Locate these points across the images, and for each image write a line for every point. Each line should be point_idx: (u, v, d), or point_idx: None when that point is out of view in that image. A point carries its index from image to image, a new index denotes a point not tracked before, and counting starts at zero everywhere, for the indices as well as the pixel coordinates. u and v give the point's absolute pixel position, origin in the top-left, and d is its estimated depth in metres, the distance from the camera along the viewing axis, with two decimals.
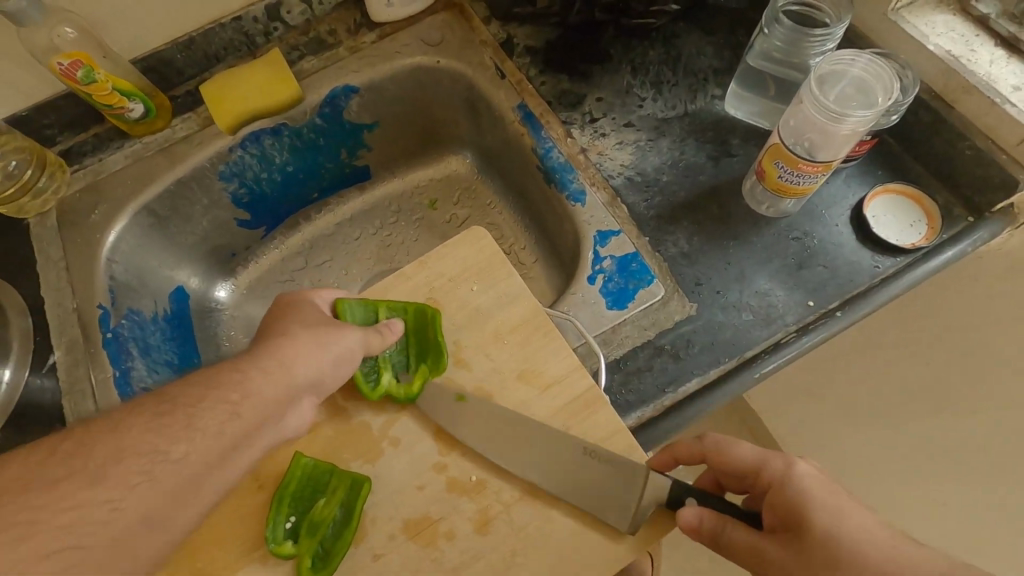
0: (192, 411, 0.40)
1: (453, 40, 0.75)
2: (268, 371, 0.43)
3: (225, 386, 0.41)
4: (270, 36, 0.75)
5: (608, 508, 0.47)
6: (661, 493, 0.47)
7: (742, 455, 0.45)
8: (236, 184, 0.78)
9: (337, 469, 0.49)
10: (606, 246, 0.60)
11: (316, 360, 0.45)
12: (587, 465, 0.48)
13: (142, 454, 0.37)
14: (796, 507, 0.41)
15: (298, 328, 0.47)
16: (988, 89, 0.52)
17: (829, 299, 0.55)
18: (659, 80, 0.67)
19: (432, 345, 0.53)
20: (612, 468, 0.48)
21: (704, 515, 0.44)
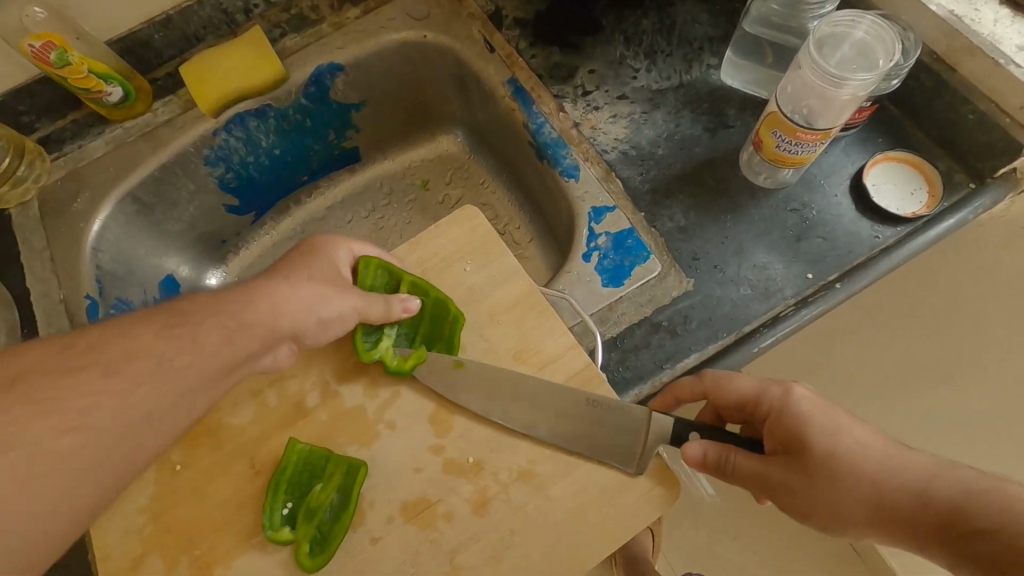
0: (195, 325, 0.41)
1: (440, 14, 0.73)
2: (260, 317, 0.43)
3: (225, 312, 0.42)
4: (250, 13, 0.72)
5: (608, 454, 0.48)
6: (664, 430, 0.47)
7: (741, 386, 0.46)
8: (222, 168, 0.76)
9: (333, 454, 0.49)
10: (601, 223, 0.59)
11: (308, 310, 0.46)
12: (590, 414, 0.48)
13: (148, 359, 0.38)
14: (797, 429, 0.43)
15: (299, 275, 0.47)
16: (992, 50, 0.49)
17: (828, 271, 0.55)
18: (653, 50, 0.65)
19: (443, 339, 0.52)
20: (614, 415, 0.48)
21: (709, 448, 0.45)
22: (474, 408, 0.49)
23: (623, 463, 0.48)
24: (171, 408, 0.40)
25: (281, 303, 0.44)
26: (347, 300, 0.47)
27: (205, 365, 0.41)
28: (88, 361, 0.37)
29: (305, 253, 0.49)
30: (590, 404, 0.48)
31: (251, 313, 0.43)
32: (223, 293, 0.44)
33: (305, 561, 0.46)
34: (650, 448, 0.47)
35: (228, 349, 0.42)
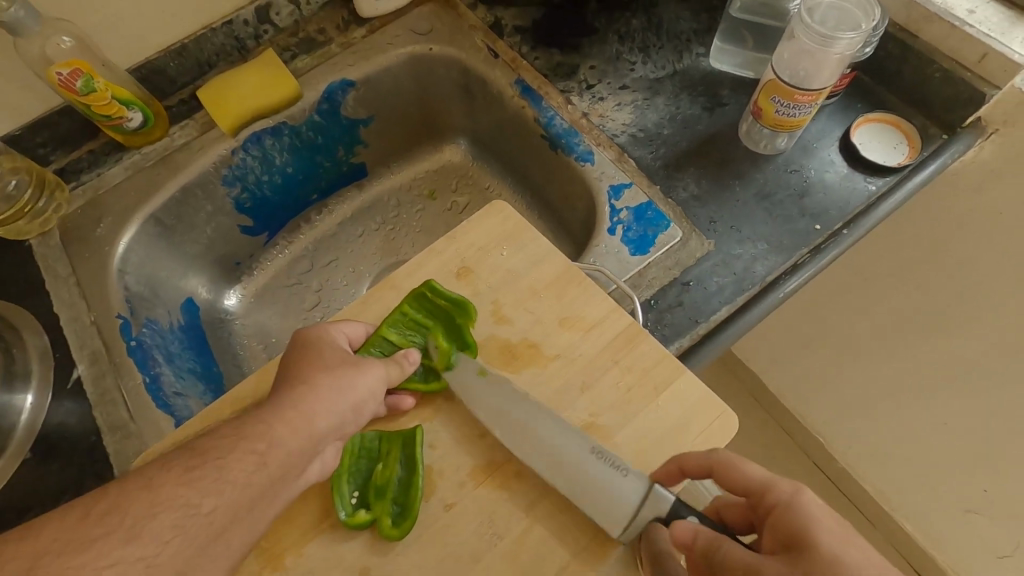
0: (221, 459, 0.39)
1: (442, 28, 0.78)
2: (289, 420, 0.41)
3: (250, 436, 0.40)
4: (261, 38, 0.76)
5: (609, 522, 0.46)
6: (660, 507, 0.45)
7: (746, 473, 0.43)
8: (238, 188, 0.78)
9: (384, 433, 0.50)
10: (621, 199, 0.63)
11: (335, 404, 0.44)
12: (597, 470, 0.47)
13: (176, 507, 0.36)
14: (802, 531, 0.38)
15: (316, 373, 0.45)
16: (948, 15, 0.57)
17: (833, 221, 0.60)
18: (646, 45, 0.71)
19: (449, 307, 0.54)
20: (619, 480, 0.46)
21: (700, 530, 0.42)
22: (479, 413, 0.50)
23: (616, 525, 0.46)
24: (214, 483, 0.37)
25: (310, 408, 0.42)
26: (372, 375, 0.47)
27: (251, 478, 0.39)
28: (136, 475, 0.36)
29: (306, 351, 0.47)
30: (594, 454, 0.47)
31: (278, 429, 0.41)
32: (254, 414, 0.41)
33: (390, 534, 0.46)
34: (642, 513, 0.46)
35: (261, 475, 0.39)
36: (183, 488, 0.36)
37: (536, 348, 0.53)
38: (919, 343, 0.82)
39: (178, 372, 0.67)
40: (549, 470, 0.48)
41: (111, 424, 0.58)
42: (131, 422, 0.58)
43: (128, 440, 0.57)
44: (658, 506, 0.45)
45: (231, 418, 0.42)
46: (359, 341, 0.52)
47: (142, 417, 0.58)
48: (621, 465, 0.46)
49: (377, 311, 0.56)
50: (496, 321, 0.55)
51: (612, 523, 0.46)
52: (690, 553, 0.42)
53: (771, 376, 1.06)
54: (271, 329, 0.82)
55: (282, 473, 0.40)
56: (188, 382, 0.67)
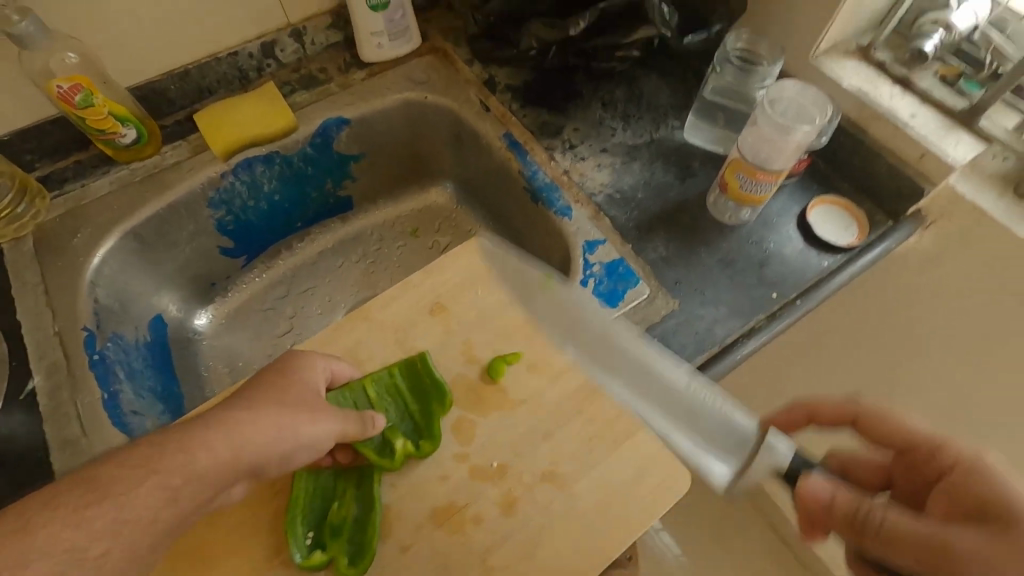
0: (124, 494, 0.37)
1: (438, 79, 0.83)
2: (216, 452, 0.41)
3: (166, 469, 0.39)
4: (263, 71, 0.80)
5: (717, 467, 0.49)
6: (778, 461, 0.47)
7: (911, 427, 0.47)
8: (223, 211, 0.79)
9: (341, 473, 0.52)
10: (594, 254, 0.66)
11: (269, 444, 0.43)
12: (703, 406, 0.50)
13: (58, 551, 0.34)
14: (989, 486, 0.41)
15: (267, 404, 0.44)
16: (892, 117, 0.64)
17: (789, 290, 0.64)
18: (627, 114, 0.77)
19: (431, 388, 0.54)
20: (728, 418, 0.49)
21: (838, 495, 0.42)
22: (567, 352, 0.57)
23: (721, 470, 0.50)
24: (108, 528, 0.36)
25: (245, 440, 0.42)
26: (321, 426, 0.46)
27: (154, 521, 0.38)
28: (29, 506, 0.35)
29: (274, 378, 0.47)
30: (688, 391, 0.51)
31: (201, 453, 0.40)
32: (170, 437, 0.40)
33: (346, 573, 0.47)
34: (758, 461, 0.47)
35: (168, 512, 0.38)
36: (99, 512, 0.36)
37: (504, 391, 0.55)
38: None
39: (138, 391, 0.66)
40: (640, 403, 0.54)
41: (62, 440, 0.56)
42: (82, 438, 0.56)
43: (76, 457, 0.55)
44: (777, 459, 0.47)
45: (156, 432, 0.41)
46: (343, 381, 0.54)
47: (95, 433, 0.57)
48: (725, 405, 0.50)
49: (347, 340, 0.58)
50: (466, 361, 0.56)
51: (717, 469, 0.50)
52: (827, 511, 0.42)
53: None
54: (240, 353, 0.83)
55: (192, 509, 0.40)
56: (147, 401, 0.66)
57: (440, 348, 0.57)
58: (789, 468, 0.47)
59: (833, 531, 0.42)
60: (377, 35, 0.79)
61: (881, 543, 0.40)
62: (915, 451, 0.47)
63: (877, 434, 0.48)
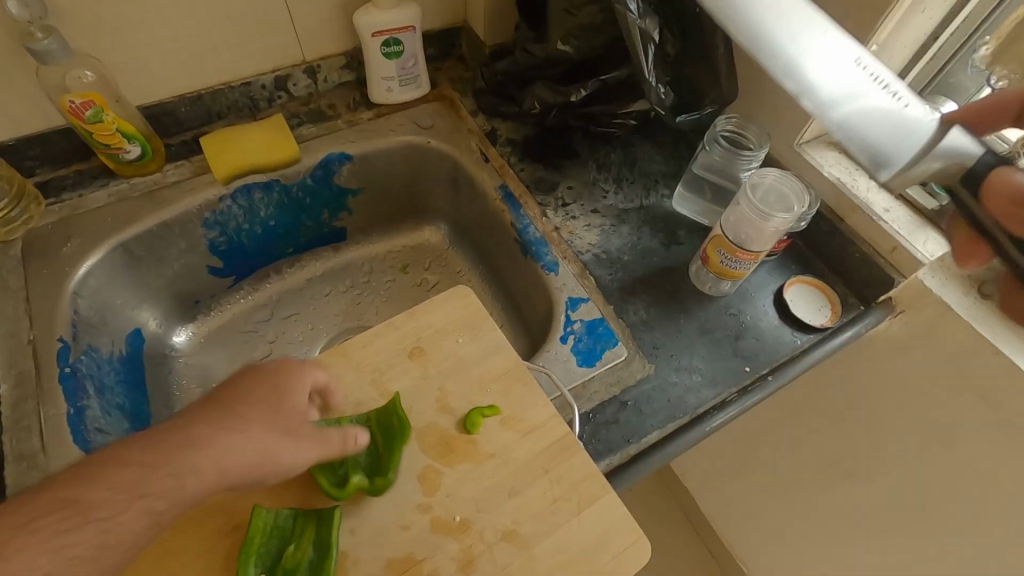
0: (99, 521, 0.38)
1: (442, 125, 0.86)
2: (199, 478, 0.42)
3: (150, 495, 0.40)
4: (273, 102, 0.82)
5: (888, 154, 0.44)
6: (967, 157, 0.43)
7: None
8: (217, 232, 0.80)
9: (300, 512, 0.50)
10: (576, 311, 0.68)
11: (255, 464, 0.45)
12: (875, 93, 0.45)
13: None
14: None
15: (256, 422, 0.46)
16: (867, 209, 0.68)
17: (761, 365, 0.66)
18: (620, 178, 0.80)
19: (395, 423, 0.55)
20: (906, 115, 0.45)
21: None
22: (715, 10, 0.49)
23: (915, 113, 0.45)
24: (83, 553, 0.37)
25: (231, 463, 0.44)
26: (304, 446, 0.48)
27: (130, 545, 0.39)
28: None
29: (261, 389, 0.48)
30: (858, 65, 0.47)
31: (188, 478, 0.42)
32: (152, 459, 0.41)
33: None
34: (938, 149, 0.43)
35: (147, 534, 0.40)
36: (65, 537, 0.37)
37: (474, 443, 0.55)
38: (835, 489, 0.87)
39: (105, 407, 0.65)
40: (787, 20, 0.48)
41: (19, 453, 0.55)
42: (41, 452, 0.55)
43: (32, 472, 0.54)
44: (959, 155, 0.43)
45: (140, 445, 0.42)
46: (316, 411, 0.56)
47: (54, 448, 0.56)
48: (902, 95, 0.45)
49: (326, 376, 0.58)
50: (440, 409, 0.57)
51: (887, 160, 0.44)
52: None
53: None
54: (215, 373, 0.83)
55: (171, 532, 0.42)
56: (114, 419, 0.65)
57: (415, 393, 0.58)
58: (974, 162, 0.43)
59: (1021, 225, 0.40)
60: (388, 80, 0.82)
61: None
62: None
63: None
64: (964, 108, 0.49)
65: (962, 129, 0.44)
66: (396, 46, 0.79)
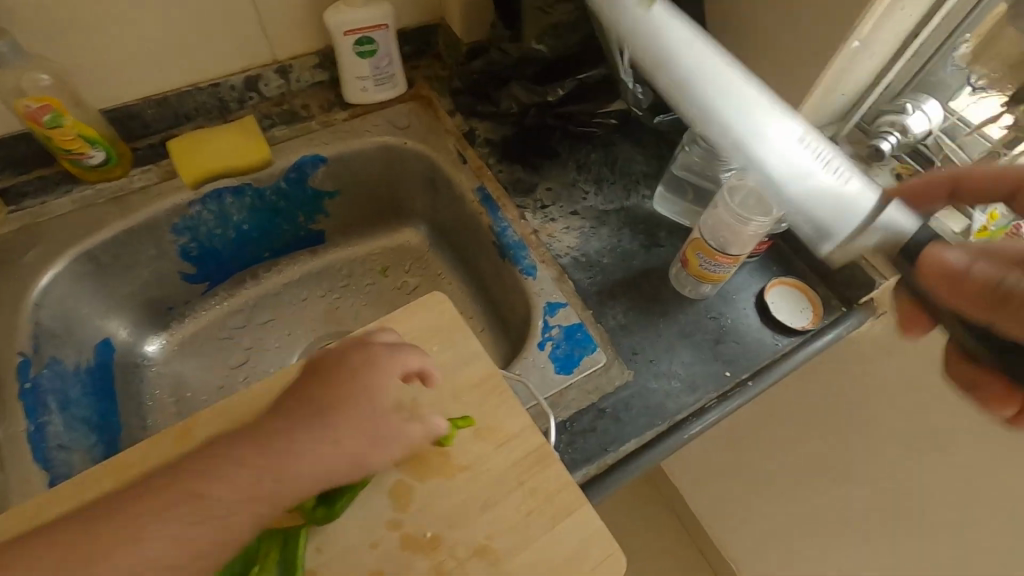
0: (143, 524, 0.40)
1: (419, 125, 0.84)
2: (280, 484, 0.45)
3: (236, 505, 0.43)
4: (244, 103, 0.80)
5: (824, 228, 0.52)
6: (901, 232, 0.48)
7: None
8: (187, 238, 0.78)
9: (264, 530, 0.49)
10: (555, 316, 0.67)
11: (342, 464, 0.47)
12: (818, 169, 0.52)
13: None
14: None
15: (349, 424, 0.48)
16: None
17: (741, 370, 0.65)
18: (600, 178, 0.79)
19: None
20: (846, 193, 0.51)
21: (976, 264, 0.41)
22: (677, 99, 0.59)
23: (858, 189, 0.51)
24: None
25: (322, 465, 0.46)
26: (396, 441, 0.50)
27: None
28: None
29: (352, 392, 0.49)
30: (803, 144, 0.53)
31: (277, 483, 0.44)
32: (234, 471, 0.43)
33: None
34: (875, 224, 0.49)
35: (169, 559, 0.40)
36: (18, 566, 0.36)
37: (447, 457, 0.53)
38: (821, 490, 0.86)
39: (69, 422, 0.64)
40: (742, 98, 0.55)
41: None
42: None
43: None
44: (897, 230, 0.48)
45: (242, 446, 0.45)
46: None
47: (14, 468, 0.55)
48: (843, 172, 0.51)
49: None
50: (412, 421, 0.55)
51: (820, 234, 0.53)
52: (960, 280, 0.41)
53: (690, 500, 1.08)
54: (190, 382, 0.81)
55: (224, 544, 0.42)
56: (78, 433, 0.64)
57: None
58: (908, 237, 0.48)
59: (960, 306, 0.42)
60: (362, 79, 0.80)
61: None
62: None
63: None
64: (902, 189, 0.52)
65: (900, 204, 0.49)
66: (369, 45, 0.77)
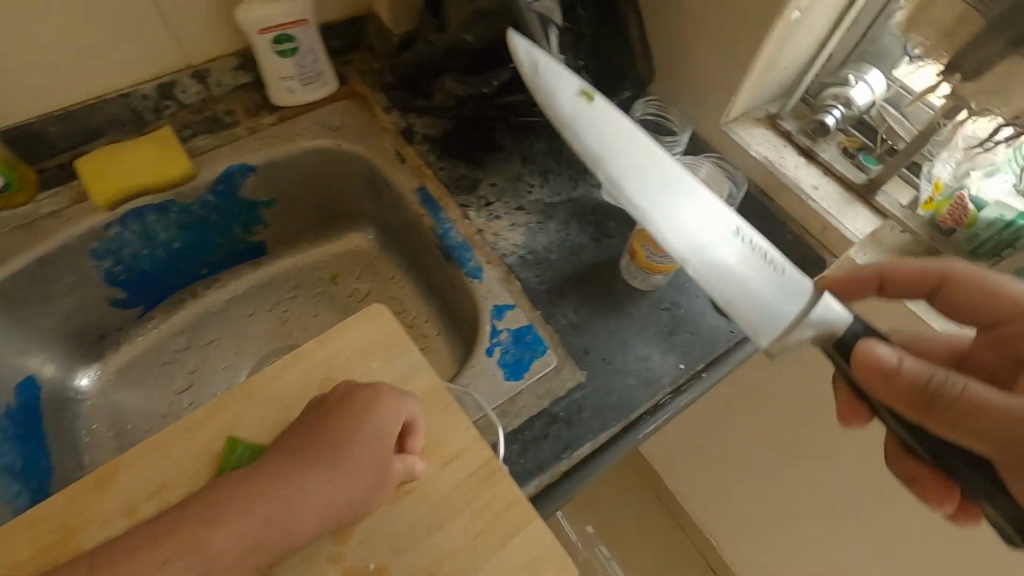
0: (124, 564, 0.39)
1: (353, 125, 0.79)
2: (279, 527, 0.43)
3: (230, 547, 0.41)
4: (161, 113, 0.75)
5: (761, 322, 0.47)
6: (837, 323, 0.46)
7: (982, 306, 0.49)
8: (110, 261, 0.73)
9: None
10: (502, 320, 0.64)
11: (346, 503, 0.45)
12: (750, 261, 0.50)
13: None
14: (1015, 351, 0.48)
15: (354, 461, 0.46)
16: (794, 187, 0.65)
17: (696, 361, 0.63)
18: (546, 170, 0.75)
19: None
20: (781, 286, 0.48)
21: (904, 361, 0.41)
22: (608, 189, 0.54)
23: (793, 283, 0.49)
24: None
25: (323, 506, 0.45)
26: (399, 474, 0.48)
27: None
28: None
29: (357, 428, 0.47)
30: (734, 239, 0.51)
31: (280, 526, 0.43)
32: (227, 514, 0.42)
33: None
34: (810, 317, 0.46)
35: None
36: None
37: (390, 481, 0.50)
38: None
39: None
40: (665, 190, 0.53)
41: None
42: None
43: None
44: (829, 322, 0.46)
45: (244, 489, 0.43)
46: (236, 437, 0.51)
47: None
48: (775, 264, 0.50)
49: (225, 420, 0.53)
50: None
51: (761, 326, 0.47)
52: (894, 378, 0.41)
53: None
54: (129, 413, 0.77)
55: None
56: None
57: None
58: (842, 330, 0.46)
59: (890, 402, 0.42)
60: (287, 80, 0.76)
61: (951, 418, 0.39)
62: (994, 315, 0.49)
63: (958, 294, 0.50)
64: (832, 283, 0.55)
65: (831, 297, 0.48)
66: (289, 42, 0.72)
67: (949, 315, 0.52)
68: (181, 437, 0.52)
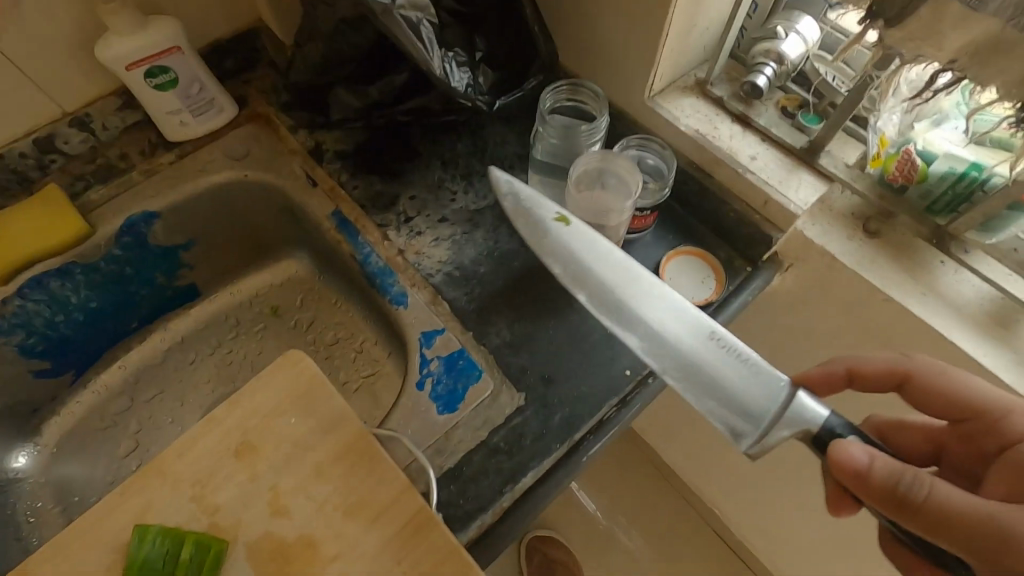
0: None
1: (260, 152, 0.73)
2: None
3: None
4: (47, 169, 0.69)
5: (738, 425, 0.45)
6: (811, 418, 0.44)
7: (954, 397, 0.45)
8: (22, 334, 0.69)
9: None
10: (431, 348, 0.59)
11: None
12: (726, 362, 0.48)
13: None
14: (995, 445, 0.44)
15: None
16: (731, 160, 0.59)
17: (643, 365, 0.58)
18: (469, 173, 0.70)
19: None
20: (757, 387, 0.46)
21: (877, 459, 0.39)
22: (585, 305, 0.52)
23: (769, 381, 0.47)
24: None
25: None
26: None
27: None
28: None
29: None
30: (710, 341, 0.49)
31: None
32: None
33: None
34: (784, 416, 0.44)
35: None
36: None
37: (315, 548, 0.47)
38: None
39: None
40: (636, 294, 0.52)
41: None
42: None
43: None
44: (806, 422, 0.44)
45: None
46: (149, 523, 0.47)
47: None
48: (750, 361, 0.48)
49: (135, 505, 0.48)
50: (272, 514, 0.48)
51: (740, 431, 0.45)
52: (865, 481, 0.39)
53: None
54: (73, 485, 0.73)
55: None
56: None
57: (243, 502, 0.49)
58: (818, 427, 0.43)
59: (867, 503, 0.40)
60: (175, 113, 0.69)
61: (931, 523, 0.37)
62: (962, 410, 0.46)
63: (925, 392, 0.47)
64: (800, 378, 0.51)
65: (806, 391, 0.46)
66: (164, 73, 0.66)
67: (920, 410, 0.48)
68: (86, 532, 0.47)
